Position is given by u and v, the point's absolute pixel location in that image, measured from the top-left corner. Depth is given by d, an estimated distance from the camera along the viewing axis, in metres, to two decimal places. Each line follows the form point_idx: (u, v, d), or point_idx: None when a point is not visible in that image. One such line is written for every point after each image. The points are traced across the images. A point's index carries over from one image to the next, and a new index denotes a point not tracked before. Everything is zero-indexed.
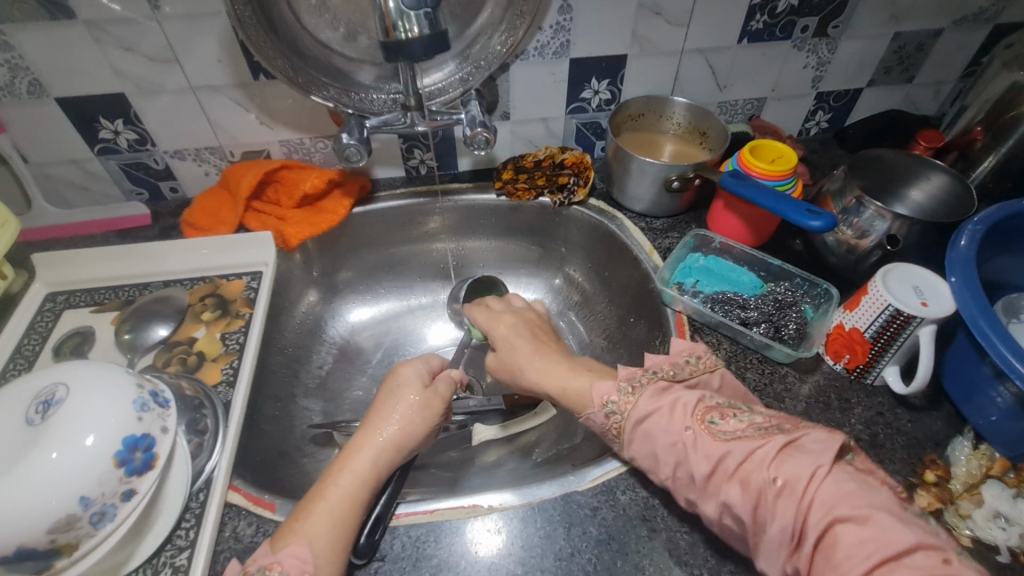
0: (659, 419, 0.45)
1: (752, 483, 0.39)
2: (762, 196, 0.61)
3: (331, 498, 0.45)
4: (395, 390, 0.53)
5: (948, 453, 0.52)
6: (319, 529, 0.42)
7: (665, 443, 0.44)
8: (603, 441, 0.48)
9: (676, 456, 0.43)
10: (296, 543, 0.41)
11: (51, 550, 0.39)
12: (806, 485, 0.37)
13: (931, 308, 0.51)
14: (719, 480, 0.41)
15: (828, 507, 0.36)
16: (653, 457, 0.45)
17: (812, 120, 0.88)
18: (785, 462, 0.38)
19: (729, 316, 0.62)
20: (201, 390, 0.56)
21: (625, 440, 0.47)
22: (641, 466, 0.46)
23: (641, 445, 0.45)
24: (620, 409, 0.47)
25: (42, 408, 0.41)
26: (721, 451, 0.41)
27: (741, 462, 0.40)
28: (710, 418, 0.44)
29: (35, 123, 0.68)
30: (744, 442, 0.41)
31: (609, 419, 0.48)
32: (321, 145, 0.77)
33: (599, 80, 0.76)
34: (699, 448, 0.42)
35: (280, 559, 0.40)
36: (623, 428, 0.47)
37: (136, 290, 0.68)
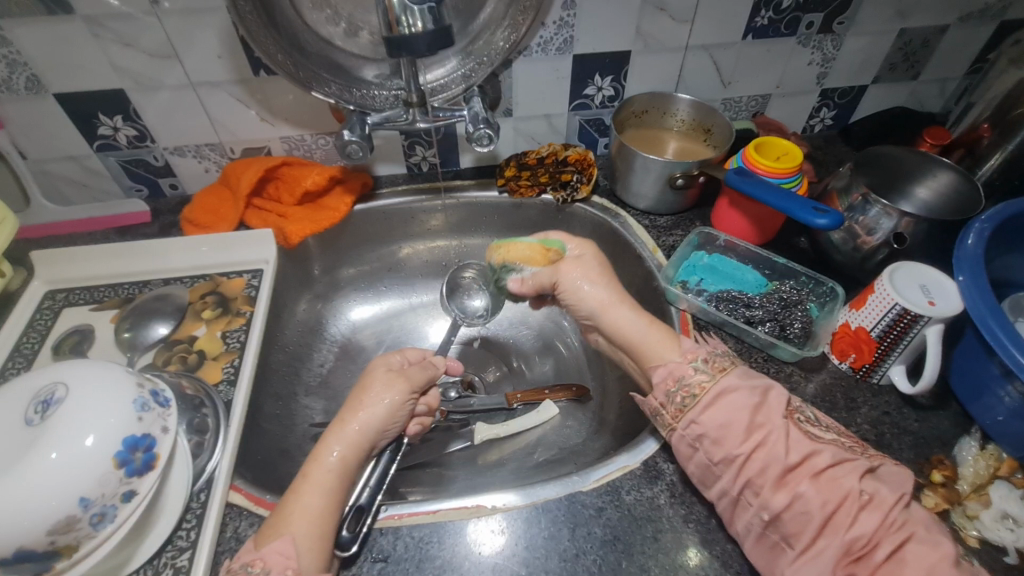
0: (749, 397, 0.47)
1: (839, 486, 0.42)
2: (768, 194, 0.60)
3: (306, 489, 0.45)
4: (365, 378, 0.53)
5: (954, 453, 0.52)
6: (299, 521, 0.43)
7: (751, 423, 0.46)
8: (670, 394, 0.49)
9: (759, 441, 0.45)
10: (277, 539, 0.42)
11: (51, 551, 0.38)
12: (890, 503, 0.41)
13: (938, 307, 0.50)
14: (800, 475, 0.43)
15: (901, 526, 0.40)
16: (725, 428, 0.46)
17: (817, 117, 0.88)
18: (871, 479, 0.43)
19: (734, 315, 0.62)
20: (203, 389, 0.56)
21: (703, 402, 0.47)
22: (703, 433, 0.46)
23: (722, 414, 0.46)
24: (710, 370, 0.49)
25: (41, 408, 0.40)
26: (812, 449, 0.44)
27: (828, 465, 0.43)
28: (798, 418, 0.47)
29: (34, 119, 0.67)
30: (833, 449, 0.45)
31: (692, 378, 0.49)
32: (322, 141, 0.77)
33: (603, 76, 0.75)
34: (791, 442, 0.45)
35: (263, 555, 0.41)
36: (705, 390, 0.48)
37: (136, 287, 0.67)
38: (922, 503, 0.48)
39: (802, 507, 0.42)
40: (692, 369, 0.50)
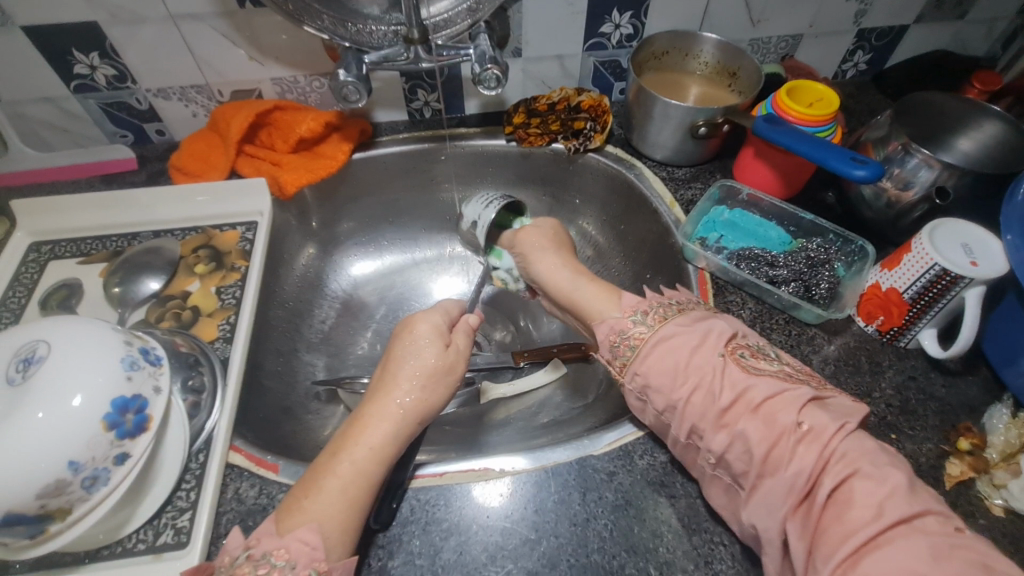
0: (688, 339, 0.44)
1: (774, 422, 0.38)
2: (800, 143, 0.56)
3: (342, 474, 0.41)
4: (411, 349, 0.48)
5: (984, 421, 0.49)
6: (330, 508, 0.39)
7: (686, 366, 0.43)
8: (613, 349, 0.47)
9: (695, 383, 0.42)
10: (305, 527, 0.38)
11: (42, 514, 0.37)
12: (829, 438, 0.37)
13: (981, 268, 0.47)
14: (737, 412, 0.40)
15: (849, 462, 0.36)
16: (671, 372, 0.43)
17: (850, 61, 0.81)
18: (811, 412, 0.38)
19: (756, 274, 0.58)
20: (198, 346, 0.54)
21: (641, 354, 0.45)
22: (647, 384, 0.44)
23: (655, 362, 0.44)
24: (650, 322, 0.46)
25: (22, 367, 0.38)
26: (745, 383, 0.41)
27: (765, 399, 0.40)
28: (739, 352, 0.43)
29: (1, 55, 0.62)
30: (771, 382, 0.41)
31: (632, 329, 0.46)
32: (317, 84, 0.71)
33: (621, 12, 0.69)
34: (726, 380, 0.41)
35: (287, 543, 0.38)
36: (643, 341, 0.45)
37: (124, 240, 0.64)
38: (948, 471, 0.46)
39: (739, 449, 0.39)
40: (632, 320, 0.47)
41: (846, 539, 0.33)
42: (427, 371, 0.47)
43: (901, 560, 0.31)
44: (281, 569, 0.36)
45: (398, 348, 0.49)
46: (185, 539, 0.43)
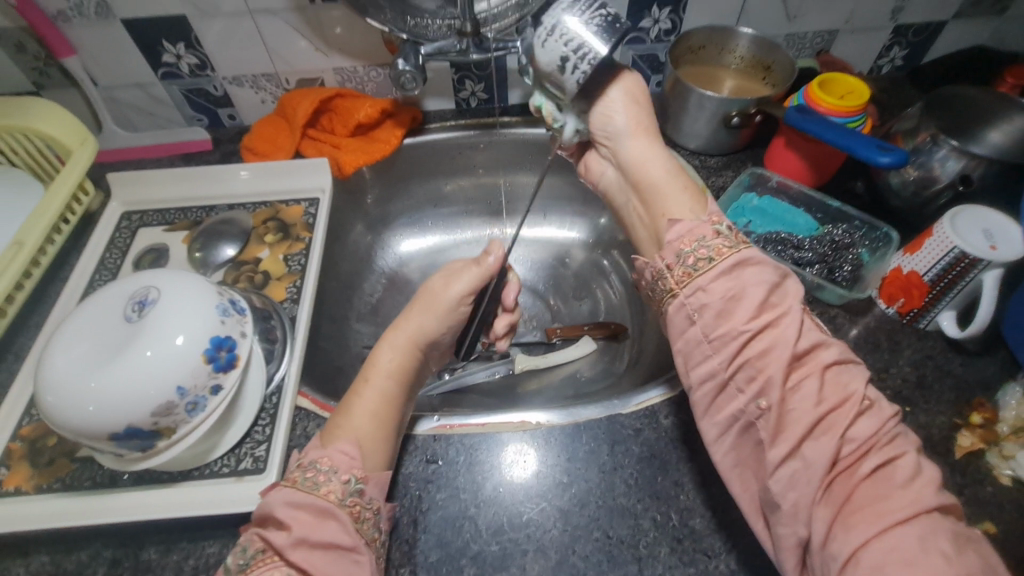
0: (776, 282, 0.46)
1: (840, 388, 0.41)
2: (829, 132, 0.59)
3: (367, 398, 0.48)
4: (443, 284, 0.56)
5: (997, 398, 0.52)
6: (362, 423, 0.46)
7: (765, 302, 0.44)
8: (680, 256, 0.48)
9: (770, 322, 0.44)
10: (344, 441, 0.44)
11: (154, 431, 0.44)
12: (886, 416, 0.40)
13: (1000, 251, 0.49)
14: (808, 364, 0.42)
15: (894, 446, 0.39)
16: (733, 302, 0.45)
17: (887, 57, 0.83)
18: (873, 391, 0.42)
19: (782, 256, 0.62)
20: (270, 304, 0.60)
21: (715, 268, 0.47)
22: (709, 304, 0.46)
23: (724, 285, 0.46)
24: (732, 237, 0.48)
25: (137, 307, 0.45)
26: (818, 344, 0.43)
27: (831, 365, 0.42)
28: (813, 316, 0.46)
29: (103, 44, 0.70)
30: (840, 352, 0.43)
31: (712, 240, 0.48)
32: (374, 73, 0.77)
33: (661, 7, 0.73)
34: (803, 329, 0.44)
35: (329, 453, 0.43)
36: (722, 254, 0.47)
37: (203, 211, 0.71)
38: (958, 442, 0.50)
39: (798, 399, 0.41)
40: (694, 242, 0.48)
41: (881, 513, 0.36)
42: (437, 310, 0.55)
43: (927, 536, 0.34)
44: (325, 472, 0.42)
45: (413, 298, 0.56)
46: (263, 465, 0.49)
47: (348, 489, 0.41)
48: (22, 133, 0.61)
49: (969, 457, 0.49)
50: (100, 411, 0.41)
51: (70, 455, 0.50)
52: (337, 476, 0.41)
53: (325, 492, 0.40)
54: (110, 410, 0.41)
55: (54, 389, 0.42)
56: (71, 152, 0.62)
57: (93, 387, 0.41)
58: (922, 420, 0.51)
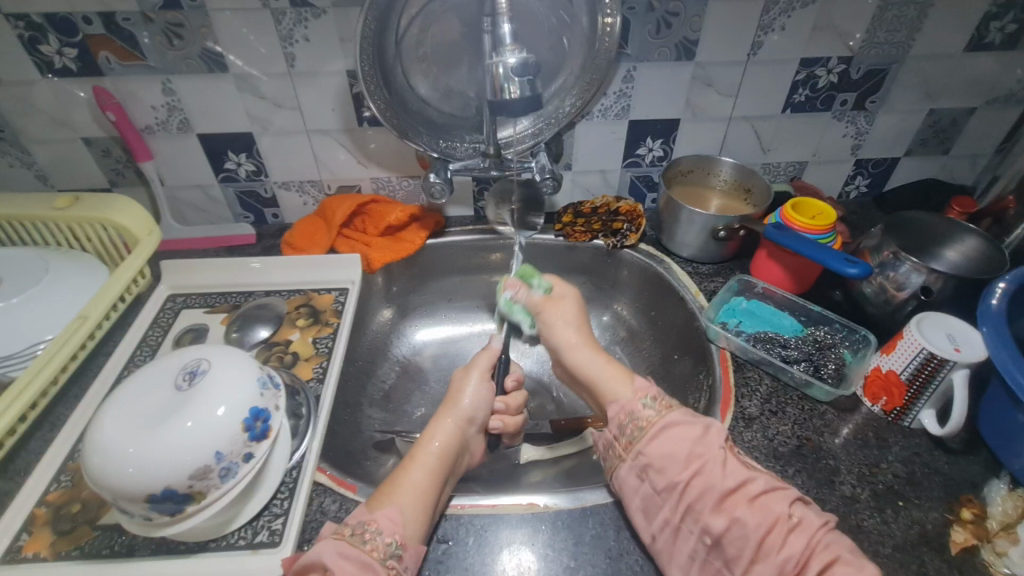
0: (694, 431, 0.53)
1: (770, 511, 0.47)
2: (802, 246, 0.68)
3: (416, 471, 0.52)
4: (462, 374, 0.62)
5: (984, 494, 0.54)
6: (407, 493, 0.50)
7: (690, 454, 0.51)
8: (621, 427, 0.56)
9: (697, 468, 0.50)
10: (389, 508, 0.48)
11: (187, 495, 0.46)
12: (816, 529, 0.46)
13: (963, 353, 0.55)
14: (737, 500, 0.48)
15: (830, 554, 0.45)
16: (668, 458, 0.51)
17: (852, 184, 0.95)
18: (801, 507, 0.48)
19: (771, 354, 0.67)
20: (297, 382, 0.65)
21: (648, 434, 0.53)
22: (649, 462, 0.52)
23: (661, 446, 0.52)
24: (657, 407, 0.56)
25: (188, 377, 0.50)
26: (746, 478, 0.49)
27: (761, 492, 0.48)
28: (736, 450, 0.53)
29: (177, 153, 0.81)
30: (765, 478, 0.50)
31: (641, 413, 0.55)
32: (405, 183, 0.89)
33: (654, 139, 0.85)
34: (728, 469, 0.50)
35: (376, 518, 0.48)
36: (651, 423, 0.54)
37: (242, 297, 0.78)
38: (952, 537, 0.51)
39: (737, 533, 0.47)
40: (641, 403, 0.56)
41: None
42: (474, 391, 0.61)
43: None
44: (372, 534, 0.46)
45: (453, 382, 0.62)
46: (278, 539, 0.51)
47: (389, 551, 0.46)
48: (100, 224, 0.69)
49: (965, 554, 0.51)
50: (139, 474, 0.44)
51: (93, 523, 0.52)
52: (381, 536, 0.46)
53: (370, 548, 0.45)
54: (149, 473, 0.44)
55: (100, 451, 0.45)
56: (138, 241, 0.71)
57: (132, 452, 0.45)
58: (916, 515, 0.53)
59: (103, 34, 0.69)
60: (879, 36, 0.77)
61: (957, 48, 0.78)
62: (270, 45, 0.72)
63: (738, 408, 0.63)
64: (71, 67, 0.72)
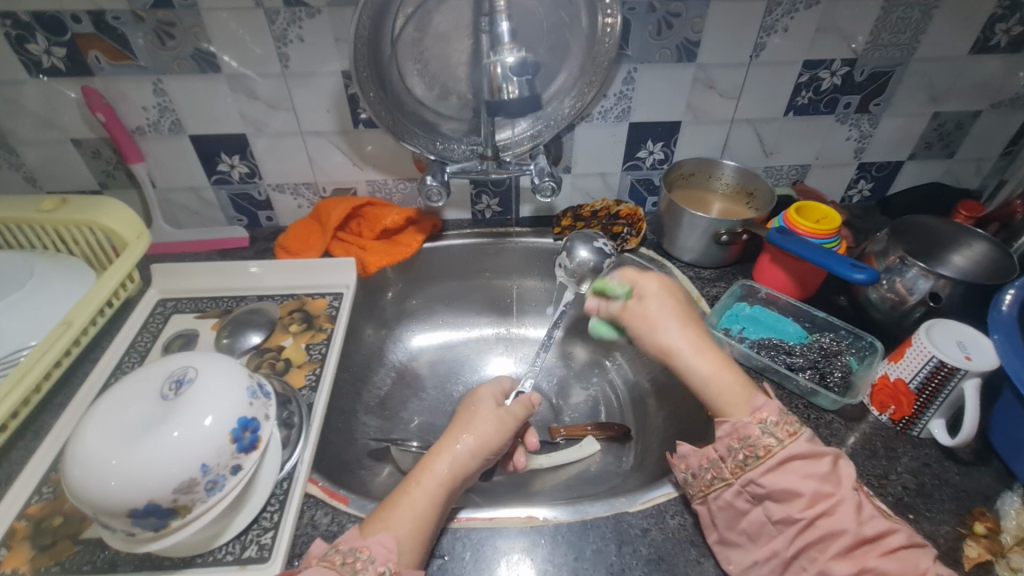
0: (821, 466, 0.48)
1: (910, 565, 0.43)
2: (808, 251, 0.66)
3: (417, 495, 0.49)
4: (484, 403, 0.58)
5: (997, 507, 0.53)
6: (405, 519, 0.47)
7: (817, 492, 0.47)
8: (731, 449, 0.51)
9: (826, 508, 0.46)
10: (384, 532, 0.46)
11: (172, 509, 0.45)
12: None
13: (975, 361, 0.54)
14: (871, 549, 0.44)
15: None
16: (791, 492, 0.47)
17: (855, 188, 0.94)
18: (941, 565, 0.44)
19: (776, 361, 0.66)
20: (289, 390, 0.63)
21: (766, 463, 0.49)
22: (767, 492, 0.48)
23: (785, 479, 0.48)
24: (778, 433, 0.50)
25: (174, 386, 0.48)
26: (887, 528, 0.45)
27: (901, 546, 0.44)
28: (865, 491, 0.49)
29: (169, 155, 0.80)
30: (902, 530, 0.46)
31: (758, 438, 0.50)
32: (402, 186, 0.87)
33: (655, 142, 0.84)
34: (863, 515, 0.46)
35: (369, 544, 0.45)
36: (770, 452, 0.49)
37: (234, 301, 0.76)
38: (965, 552, 0.50)
39: None
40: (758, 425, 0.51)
41: None
42: (487, 420, 0.56)
43: None
44: (364, 563, 0.44)
45: (466, 406, 0.58)
46: (267, 554, 0.49)
47: None
48: (88, 226, 0.68)
49: (980, 569, 0.49)
50: (120, 487, 0.42)
51: (74, 537, 0.50)
52: (374, 565, 0.44)
53: None
54: (131, 487, 0.43)
55: (81, 462, 0.44)
56: (127, 244, 0.69)
57: (115, 465, 0.43)
58: (928, 529, 0.52)
59: (93, 33, 0.68)
60: (883, 37, 0.75)
61: (962, 51, 0.77)
62: (264, 45, 0.71)
63: None
64: (60, 67, 0.70)
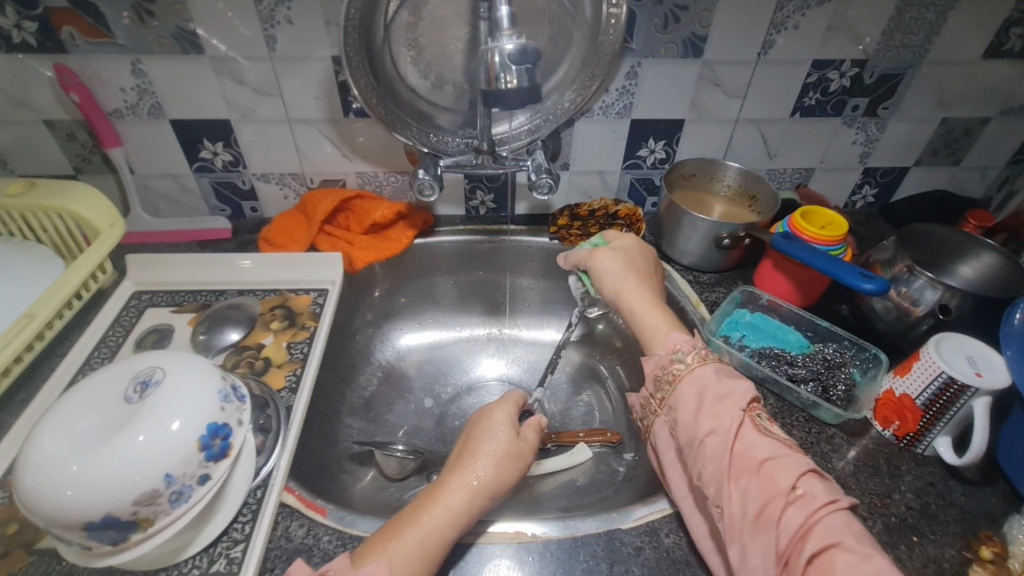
0: (718, 388, 0.49)
1: (772, 483, 0.43)
2: (813, 258, 0.63)
3: (424, 527, 0.46)
4: (492, 432, 0.54)
5: (1004, 531, 0.51)
6: (406, 553, 0.44)
7: (709, 411, 0.48)
8: (654, 383, 0.53)
9: (714, 427, 0.47)
10: (376, 561, 0.43)
11: (132, 521, 0.41)
12: (820, 506, 0.42)
13: (986, 378, 0.51)
14: (743, 462, 0.45)
15: (833, 534, 0.40)
16: (691, 410, 0.49)
17: (859, 193, 0.91)
18: (809, 482, 0.43)
19: (776, 371, 0.63)
20: (267, 392, 0.60)
21: (676, 388, 0.51)
22: (676, 415, 0.50)
23: (686, 400, 0.50)
24: (690, 360, 0.52)
25: (140, 388, 0.44)
26: (754, 441, 0.46)
27: (768, 459, 0.44)
28: (757, 413, 0.49)
29: (148, 139, 0.76)
30: (777, 447, 0.46)
31: (673, 364, 0.53)
32: (393, 179, 0.83)
33: (656, 140, 0.81)
34: (739, 432, 0.46)
35: (360, 574, 0.42)
36: (681, 375, 0.51)
37: (213, 295, 0.73)
38: None
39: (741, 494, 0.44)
40: (677, 354, 0.53)
41: None
42: (501, 453, 0.53)
43: None
44: None
45: (474, 434, 0.55)
46: (236, 569, 0.46)
47: None
48: (56, 213, 0.64)
49: None
50: (77, 497, 0.39)
51: (29, 547, 0.47)
52: None
53: None
54: (88, 497, 0.39)
55: (34, 469, 0.40)
56: (98, 234, 0.65)
57: (74, 471, 0.40)
58: (932, 552, 0.49)
59: (66, 7, 0.64)
60: (896, 39, 0.73)
61: (975, 54, 0.74)
62: (251, 27, 0.67)
63: None
64: (30, 42, 0.66)
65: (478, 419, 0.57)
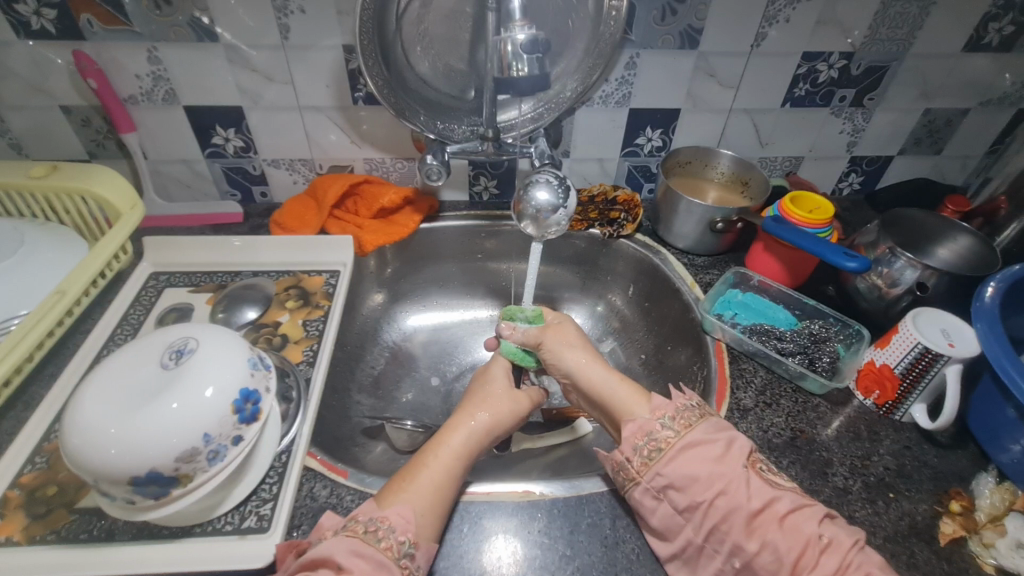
0: (713, 450, 0.49)
1: (800, 531, 0.44)
2: (802, 239, 0.67)
3: (434, 467, 0.50)
4: (488, 381, 0.60)
5: (972, 487, 0.56)
6: (423, 493, 0.48)
7: (713, 474, 0.47)
8: (636, 448, 0.50)
9: (722, 488, 0.47)
10: (400, 504, 0.46)
11: (173, 477, 0.45)
12: (848, 547, 0.44)
13: (957, 349, 0.56)
14: (764, 519, 0.45)
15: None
16: (690, 479, 0.48)
17: (846, 181, 0.96)
18: (831, 526, 0.45)
19: (766, 346, 0.67)
20: (286, 365, 0.63)
21: (666, 457, 0.49)
22: (670, 482, 0.48)
23: (683, 467, 0.48)
24: (676, 426, 0.51)
25: (174, 356, 0.48)
26: (771, 496, 0.46)
27: (789, 511, 0.45)
28: (759, 465, 0.49)
29: (162, 124, 0.78)
30: (791, 494, 0.47)
31: (659, 432, 0.51)
32: (400, 165, 0.86)
33: (653, 129, 0.85)
34: (752, 488, 0.47)
35: (388, 514, 0.45)
36: (670, 444, 0.50)
37: (228, 276, 0.76)
38: (942, 529, 0.52)
39: (767, 553, 0.44)
40: (660, 423, 0.51)
41: None
42: (496, 396, 0.57)
43: None
44: (385, 531, 0.44)
45: (474, 385, 0.60)
46: (267, 524, 0.49)
47: (402, 550, 0.44)
48: (79, 195, 0.66)
49: (954, 545, 0.51)
50: (120, 455, 0.42)
51: (69, 506, 0.50)
52: (395, 534, 0.44)
53: (384, 546, 0.43)
54: (131, 457, 0.42)
55: (79, 430, 0.43)
56: (120, 215, 0.67)
57: (115, 433, 0.43)
58: (907, 507, 0.54)
59: None
60: (881, 32, 0.77)
61: (955, 48, 0.78)
62: (264, 16, 0.69)
63: (733, 400, 0.63)
64: (49, 29, 0.68)
65: (477, 378, 0.61)
